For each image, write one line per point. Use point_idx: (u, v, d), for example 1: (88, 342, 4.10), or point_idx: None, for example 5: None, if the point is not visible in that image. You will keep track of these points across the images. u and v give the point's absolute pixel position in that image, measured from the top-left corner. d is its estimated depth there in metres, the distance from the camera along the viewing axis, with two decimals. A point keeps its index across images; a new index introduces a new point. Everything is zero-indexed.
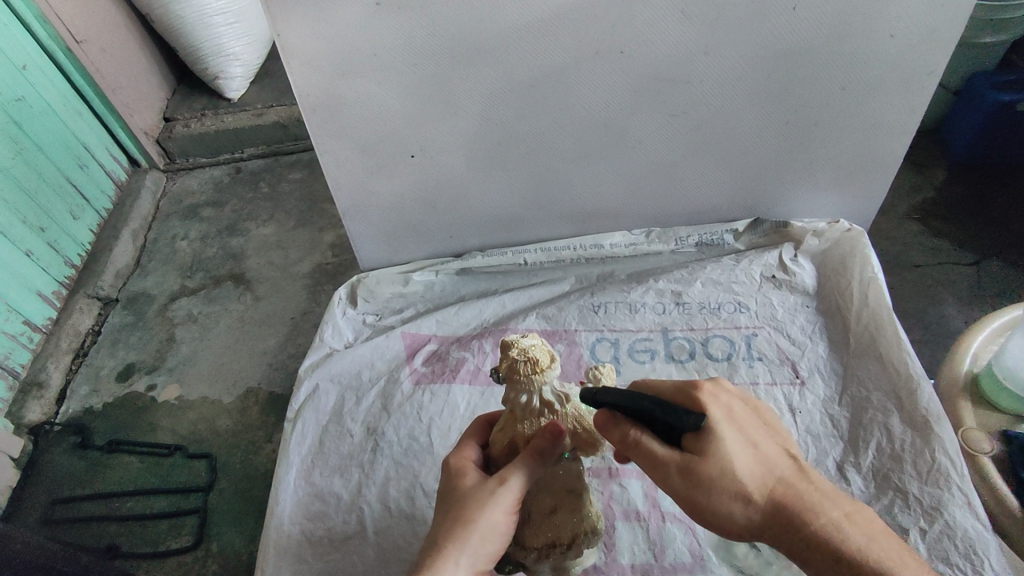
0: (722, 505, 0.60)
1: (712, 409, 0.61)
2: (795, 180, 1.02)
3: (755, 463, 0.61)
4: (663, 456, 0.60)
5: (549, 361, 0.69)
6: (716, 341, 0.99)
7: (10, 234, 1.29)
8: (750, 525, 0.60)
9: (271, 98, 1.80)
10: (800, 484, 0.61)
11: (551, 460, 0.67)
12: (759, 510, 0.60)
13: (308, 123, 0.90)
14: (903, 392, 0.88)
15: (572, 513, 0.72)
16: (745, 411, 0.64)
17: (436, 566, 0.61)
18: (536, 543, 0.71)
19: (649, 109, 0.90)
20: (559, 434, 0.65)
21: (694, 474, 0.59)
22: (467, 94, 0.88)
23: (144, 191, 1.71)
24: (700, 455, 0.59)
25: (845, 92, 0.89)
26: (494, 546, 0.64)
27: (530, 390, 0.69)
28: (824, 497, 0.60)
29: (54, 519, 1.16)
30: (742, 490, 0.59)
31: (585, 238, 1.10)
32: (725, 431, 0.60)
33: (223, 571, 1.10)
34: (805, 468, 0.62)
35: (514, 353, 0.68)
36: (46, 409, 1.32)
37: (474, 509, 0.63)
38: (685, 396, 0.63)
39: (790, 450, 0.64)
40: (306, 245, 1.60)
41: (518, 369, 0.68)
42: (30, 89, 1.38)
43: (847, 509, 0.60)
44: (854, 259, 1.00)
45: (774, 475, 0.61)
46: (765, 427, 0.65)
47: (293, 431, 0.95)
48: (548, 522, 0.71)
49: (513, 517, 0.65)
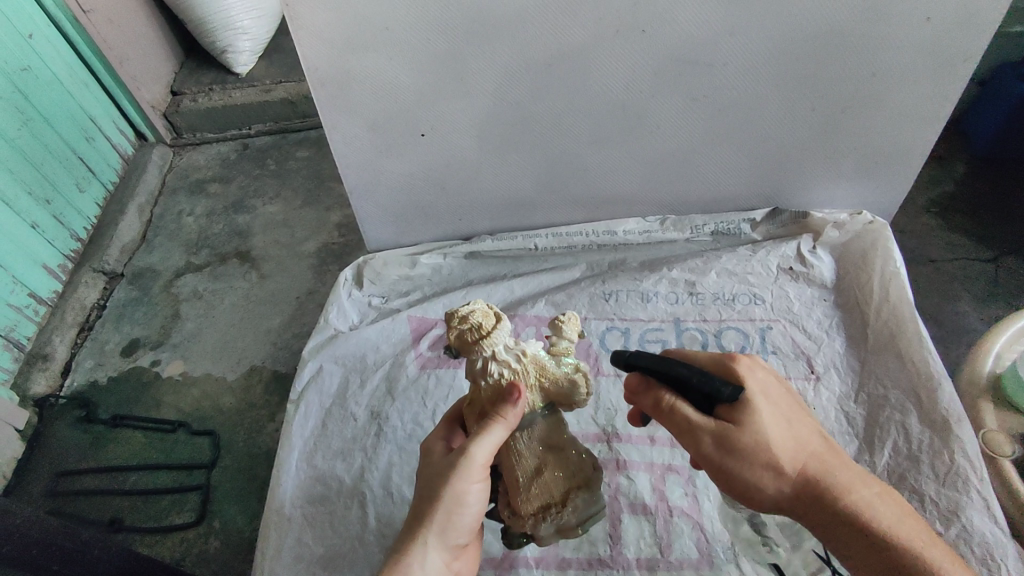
0: (753, 477, 0.60)
1: (750, 382, 0.61)
2: (817, 169, 0.98)
3: (791, 439, 0.60)
4: (699, 424, 0.60)
5: (494, 322, 0.68)
6: (729, 333, 0.96)
7: (15, 206, 1.27)
8: (779, 498, 0.60)
9: (279, 73, 1.76)
10: (831, 460, 0.61)
11: (514, 420, 0.65)
12: (791, 484, 0.60)
13: (316, 97, 0.87)
14: (922, 391, 0.85)
15: (553, 470, 0.70)
16: (782, 386, 0.63)
17: (407, 548, 0.60)
18: (527, 506, 0.69)
19: (670, 92, 0.87)
20: (517, 393, 0.65)
21: (728, 444, 0.59)
22: (482, 71, 0.85)
23: (151, 165, 1.69)
24: (735, 425, 0.59)
25: (875, 78, 0.85)
26: (467, 518, 0.63)
27: (483, 357, 0.68)
28: (854, 476, 0.60)
29: (59, 491, 1.16)
30: (775, 463, 0.59)
31: (598, 224, 1.07)
32: (762, 405, 0.60)
33: (224, 549, 1.10)
34: (837, 447, 0.62)
35: (456, 325, 0.68)
36: (52, 381, 1.32)
37: (437, 487, 0.62)
38: (722, 367, 0.63)
39: (823, 427, 0.63)
40: (312, 224, 1.57)
41: (460, 337, 0.68)
42: (37, 59, 1.35)
43: (875, 490, 0.60)
44: (876, 252, 0.98)
45: (807, 451, 0.61)
46: (800, 403, 0.64)
47: (296, 412, 0.94)
48: (531, 481, 0.69)
49: (482, 482, 0.64)
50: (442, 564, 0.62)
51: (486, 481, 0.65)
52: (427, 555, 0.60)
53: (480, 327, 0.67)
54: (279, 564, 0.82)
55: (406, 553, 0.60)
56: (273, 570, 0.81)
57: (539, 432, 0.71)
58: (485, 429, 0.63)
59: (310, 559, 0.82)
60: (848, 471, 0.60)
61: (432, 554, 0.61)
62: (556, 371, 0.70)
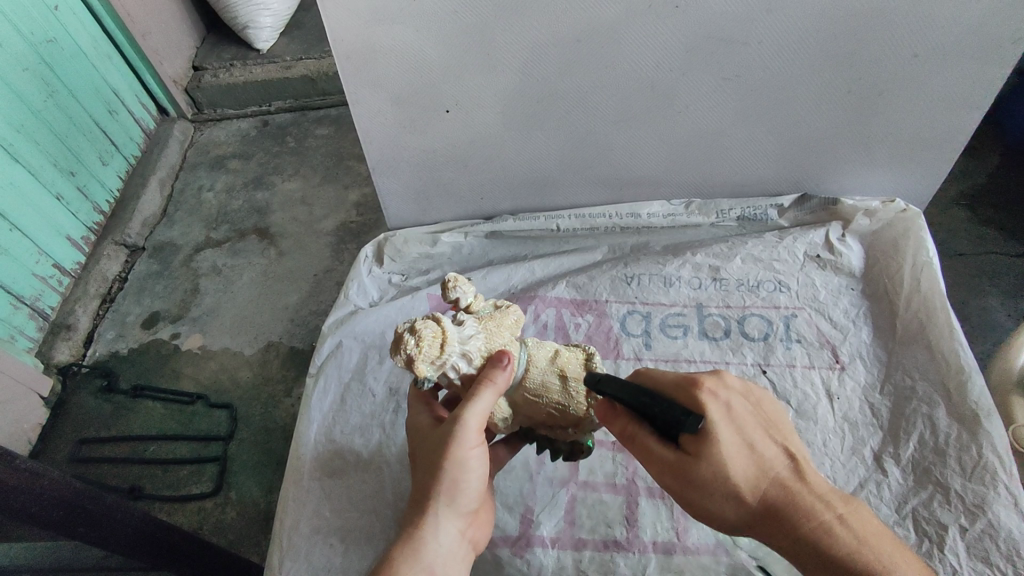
0: (713, 504, 0.59)
1: (711, 408, 0.58)
2: (848, 156, 0.96)
3: (750, 464, 0.58)
4: (660, 454, 0.59)
5: (438, 326, 0.63)
6: (753, 320, 0.95)
7: (41, 177, 1.29)
8: (742, 523, 0.60)
9: (300, 49, 1.75)
10: (795, 485, 0.58)
11: (505, 381, 0.63)
12: (751, 510, 0.59)
13: (341, 70, 0.86)
14: (952, 384, 0.84)
15: (573, 369, 0.70)
16: (747, 408, 0.60)
17: (418, 522, 0.60)
18: (584, 410, 0.69)
19: (701, 70, 0.85)
20: (506, 354, 0.64)
21: (687, 473, 0.58)
22: (509, 46, 0.83)
23: (172, 140, 1.69)
24: (694, 456, 0.58)
25: (915, 60, 0.82)
26: (472, 483, 0.63)
27: (460, 357, 0.64)
28: (820, 502, 0.58)
29: (81, 458, 1.18)
30: (733, 492, 0.58)
31: (621, 206, 1.05)
32: (722, 431, 0.57)
33: (241, 519, 1.12)
34: (804, 469, 0.59)
35: (410, 355, 0.60)
36: (75, 350, 1.34)
37: (438, 459, 0.61)
38: (683, 390, 0.60)
39: (789, 447, 0.60)
40: (331, 202, 1.57)
41: (426, 365, 0.61)
42: (62, 31, 1.35)
43: (842, 512, 0.57)
44: (908, 241, 0.95)
45: (770, 476, 0.59)
46: (765, 423, 0.61)
47: (316, 385, 0.94)
48: (566, 394, 0.69)
49: (480, 446, 0.63)
50: (456, 532, 0.62)
51: (484, 444, 0.64)
52: (438, 526, 0.60)
53: (435, 341, 0.62)
54: (297, 535, 0.82)
55: (416, 527, 0.60)
56: (290, 541, 0.82)
57: (539, 356, 0.70)
58: (473, 394, 0.62)
59: (328, 531, 0.83)
60: (813, 495, 0.58)
61: (443, 524, 0.61)
62: (496, 316, 0.69)
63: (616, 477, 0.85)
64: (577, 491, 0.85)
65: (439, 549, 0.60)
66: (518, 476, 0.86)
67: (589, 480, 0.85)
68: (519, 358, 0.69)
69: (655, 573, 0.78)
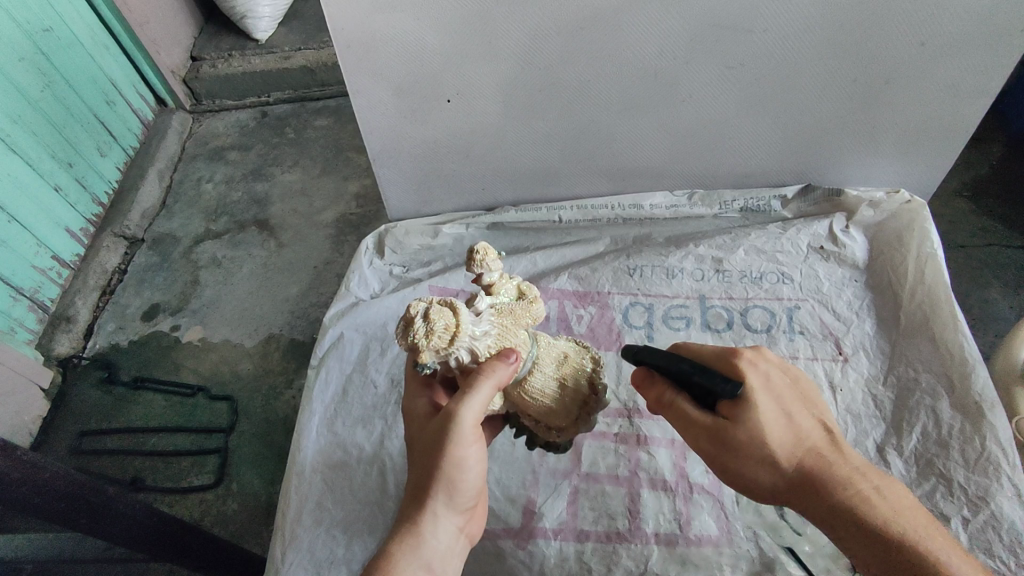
0: (747, 469, 0.59)
1: (748, 375, 0.59)
2: (852, 146, 0.96)
3: (786, 432, 0.59)
4: (697, 421, 0.60)
5: (453, 319, 0.60)
6: (755, 311, 0.94)
7: (38, 168, 1.28)
8: (776, 491, 0.59)
9: (299, 39, 1.74)
10: (831, 455, 0.58)
11: (506, 381, 0.63)
12: (786, 477, 0.58)
13: (341, 59, 0.85)
14: (956, 375, 0.83)
15: (573, 379, 0.72)
16: (784, 380, 0.61)
17: (416, 517, 0.60)
18: (569, 420, 0.73)
19: (705, 59, 0.84)
20: (514, 358, 0.63)
21: (724, 438, 0.58)
22: (511, 33, 0.82)
23: (171, 131, 1.68)
24: (731, 421, 0.58)
25: (922, 49, 0.81)
26: (471, 479, 0.62)
27: (464, 350, 0.62)
28: (856, 471, 0.57)
29: (82, 450, 1.18)
30: (769, 458, 0.58)
31: (624, 197, 1.04)
32: (760, 399, 0.58)
33: (243, 511, 1.12)
34: (841, 440, 0.59)
35: (421, 344, 0.58)
36: (75, 343, 1.33)
37: (435, 454, 0.61)
38: (722, 360, 0.62)
39: (825, 419, 0.61)
40: (331, 193, 1.56)
41: (431, 353, 0.59)
42: (59, 19, 1.34)
43: (878, 483, 0.57)
44: (912, 232, 0.95)
45: (805, 445, 0.59)
46: (801, 395, 0.62)
47: (317, 377, 0.94)
48: (562, 404, 0.72)
49: (477, 442, 0.62)
50: (454, 528, 0.62)
51: (481, 441, 0.63)
52: (437, 522, 0.60)
53: (447, 331, 0.59)
54: (299, 527, 0.82)
55: (415, 522, 0.60)
56: (293, 533, 0.82)
57: (547, 360, 0.71)
58: (470, 388, 0.61)
59: (330, 523, 0.83)
60: (848, 465, 0.58)
61: (441, 520, 0.60)
62: (511, 313, 0.67)
63: (619, 469, 0.85)
64: (579, 483, 0.84)
65: (437, 545, 0.60)
66: (520, 468, 0.86)
67: (592, 472, 0.85)
68: (529, 360, 0.69)
69: (657, 563, 0.78)
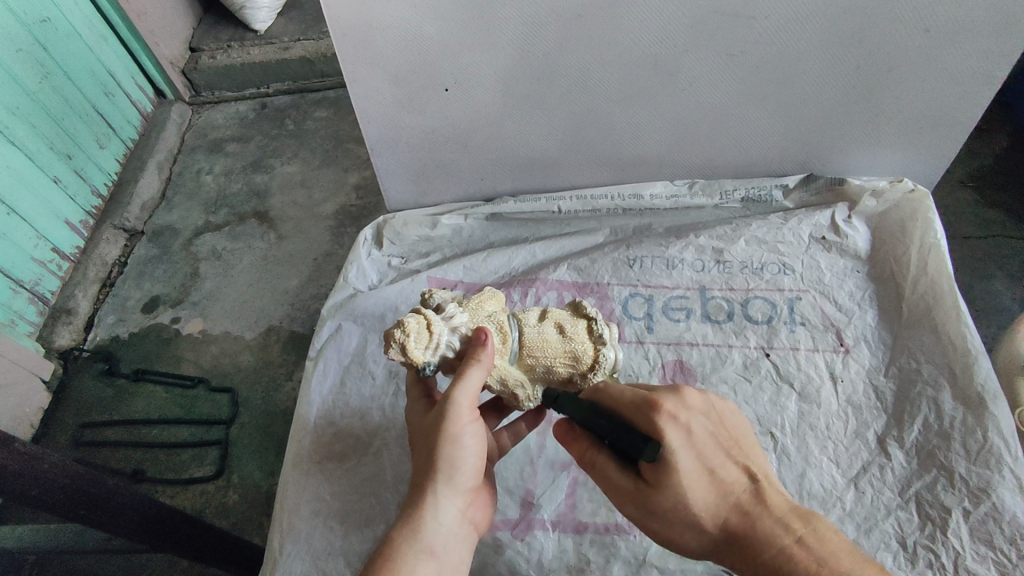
0: (675, 533, 0.59)
1: (670, 433, 0.57)
2: (856, 135, 0.94)
3: (710, 490, 0.58)
4: (621, 482, 0.59)
5: (421, 315, 0.63)
6: (756, 302, 0.93)
7: (37, 159, 1.27)
8: (704, 548, 0.60)
9: (298, 30, 1.73)
10: (755, 511, 0.58)
11: (491, 356, 0.63)
12: (713, 536, 0.59)
13: (337, 47, 0.84)
14: (958, 366, 0.83)
15: (564, 319, 0.72)
16: (707, 431, 0.59)
17: (418, 503, 0.60)
18: (592, 350, 0.70)
19: (706, 46, 0.83)
20: (484, 331, 0.63)
21: (648, 502, 0.58)
22: (509, 20, 0.81)
23: (170, 122, 1.67)
24: (654, 485, 0.57)
25: (928, 35, 0.80)
26: (470, 460, 0.62)
27: (451, 336, 0.64)
28: (780, 524, 0.57)
29: (83, 442, 1.18)
30: (694, 521, 0.58)
31: (624, 187, 1.04)
32: (681, 458, 0.57)
33: (244, 502, 1.13)
34: (765, 490, 0.59)
35: (405, 346, 0.60)
36: (75, 335, 1.33)
37: (433, 442, 0.61)
38: (640, 413, 0.59)
39: (750, 466, 0.60)
40: (330, 185, 1.56)
41: (421, 351, 0.61)
42: (56, 10, 1.32)
43: (802, 532, 0.57)
44: (915, 222, 0.94)
45: (729, 503, 0.58)
46: (725, 444, 0.60)
47: (315, 368, 0.94)
48: (570, 340, 0.70)
49: (476, 422, 0.62)
50: (458, 512, 0.62)
51: (480, 421, 0.63)
52: (439, 506, 0.60)
53: (422, 327, 0.62)
54: (297, 518, 0.82)
55: (416, 507, 0.60)
56: (291, 524, 0.81)
57: (529, 317, 0.72)
58: (463, 373, 0.62)
59: (328, 514, 0.82)
60: (772, 519, 0.57)
61: (444, 503, 0.60)
62: (473, 297, 0.71)
63: None
64: (578, 475, 0.84)
65: (439, 530, 0.59)
66: (519, 459, 0.85)
67: None
68: (510, 324, 0.70)
69: (656, 555, 0.78)
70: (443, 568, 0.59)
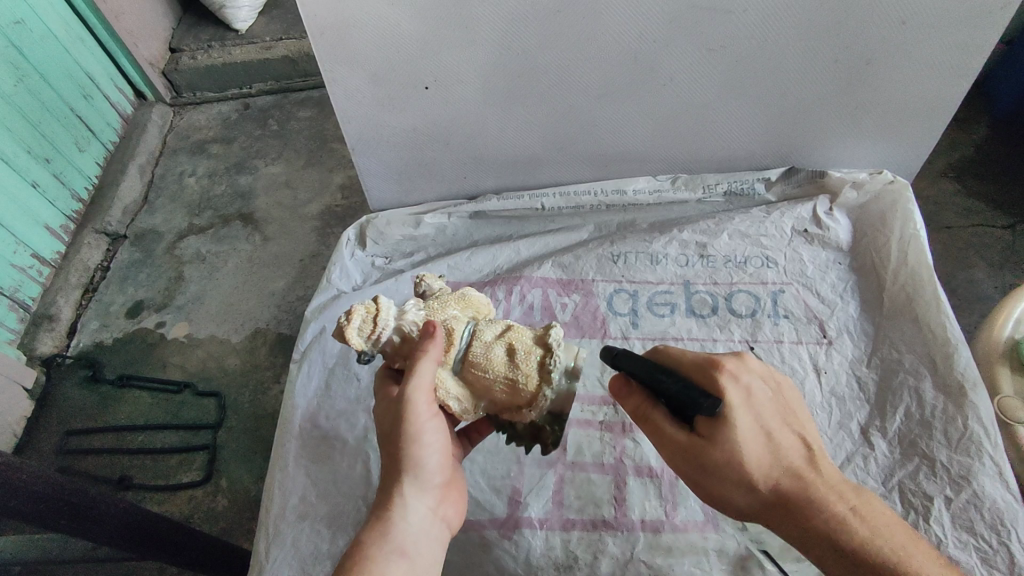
0: (722, 487, 0.59)
1: (730, 392, 0.57)
2: (836, 128, 0.95)
3: (765, 453, 0.58)
4: (676, 438, 0.59)
5: (374, 303, 0.65)
6: (740, 296, 0.94)
7: (15, 164, 1.25)
8: (751, 509, 0.60)
9: (280, 29, 1.71)
10: (810, 476, 0.58)
11: (440, 348, 0.63)
12: (763, 497, 0.59)
13: (315, 47, 0.83)
14: (938, 356, 0.84)
15: (521, 343, 0.67)
16: (767, 396, 0.59)
17: (387, 502, 0.60)
18: (532, 384, 0.66)
19: (684, 41, 0.83)
20: (432, 325, 0.63)
21: (702, 457, 0.58)
22: (487, 17, 0.80)
23: (151, 124, 1.65)
24: (710, 439, 0.57)
25: (903, 27, 0.80)
26: (434, 457, 0.63)
27: (397, 329, 0.65)
28: (836, 491, 0.58)
29: (68, 450, 1.17)
30: (746, 479, 0.58)
31: (607, 183, 1.03)
32: (741, 417, 0.57)
33: (232, 507, 1.12)
34: (819, 459, 0.59)
35: (344, 330, 0.63)
36: (58, 342, 1.31)
37: (394, 441, 0.62)
38: (702, 372, 0.59)
39: (804, 435, 0.60)
40: (315, 185, 1.54)
41: (361, 339, 0.64)
42: (31, 12, 1.30)
43: (854, 503, 0.58)
44: (895, 214, 0.95)
45: (782, 466, 0.58)
46: (782, 411, 0.60)
47: (299, 371, 0.93)
48: (513, 369, 0.66)
49: (435, 417, 0.63)
50: (428, 510, 0.62)
51: (440, 416, 0.64)
52: (406, 504, 0.60)
53: (369, 317, 0.64)
54: (283, 522, 0.81)
55: (385, 508, 0.60)
56: (277, 529, 0.81)
57: (488, 331, 0.69)
58: (415, 367, 0.62)
59: (314, 517, 0.82)
60: (827, 486, 0.58)
61: (413, 502, 0.61)
62: (445, 297, 0.71)
63: (604, 457, 0.85)
64: (565, 472, 0.84)
65: (409, 528, 0.59)
66: (505, 458, 0.85)
67: (577, 461, 0.85)
68: (464, 334, 0.69)
69: (643, 550, 0.78)
70: (414, 567, 0.58)
